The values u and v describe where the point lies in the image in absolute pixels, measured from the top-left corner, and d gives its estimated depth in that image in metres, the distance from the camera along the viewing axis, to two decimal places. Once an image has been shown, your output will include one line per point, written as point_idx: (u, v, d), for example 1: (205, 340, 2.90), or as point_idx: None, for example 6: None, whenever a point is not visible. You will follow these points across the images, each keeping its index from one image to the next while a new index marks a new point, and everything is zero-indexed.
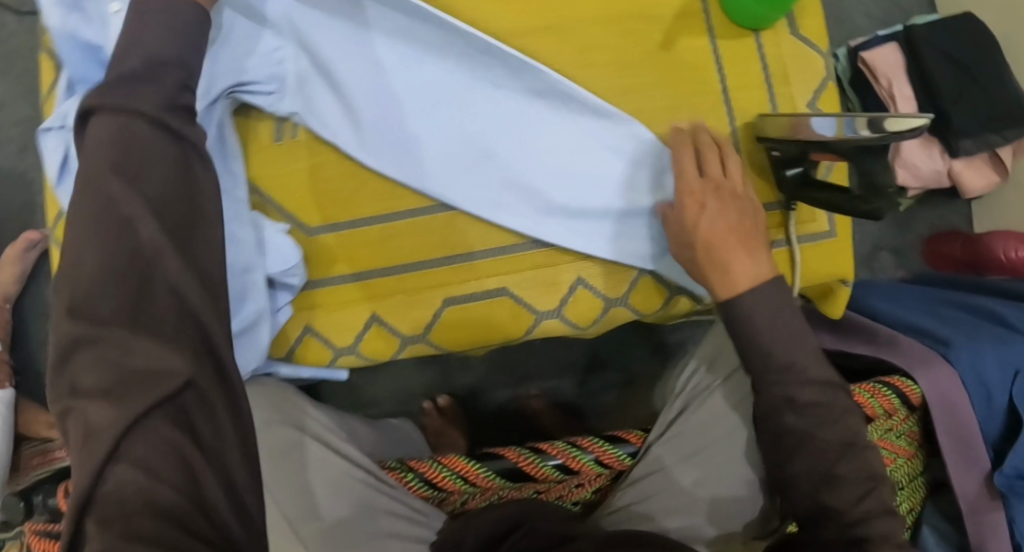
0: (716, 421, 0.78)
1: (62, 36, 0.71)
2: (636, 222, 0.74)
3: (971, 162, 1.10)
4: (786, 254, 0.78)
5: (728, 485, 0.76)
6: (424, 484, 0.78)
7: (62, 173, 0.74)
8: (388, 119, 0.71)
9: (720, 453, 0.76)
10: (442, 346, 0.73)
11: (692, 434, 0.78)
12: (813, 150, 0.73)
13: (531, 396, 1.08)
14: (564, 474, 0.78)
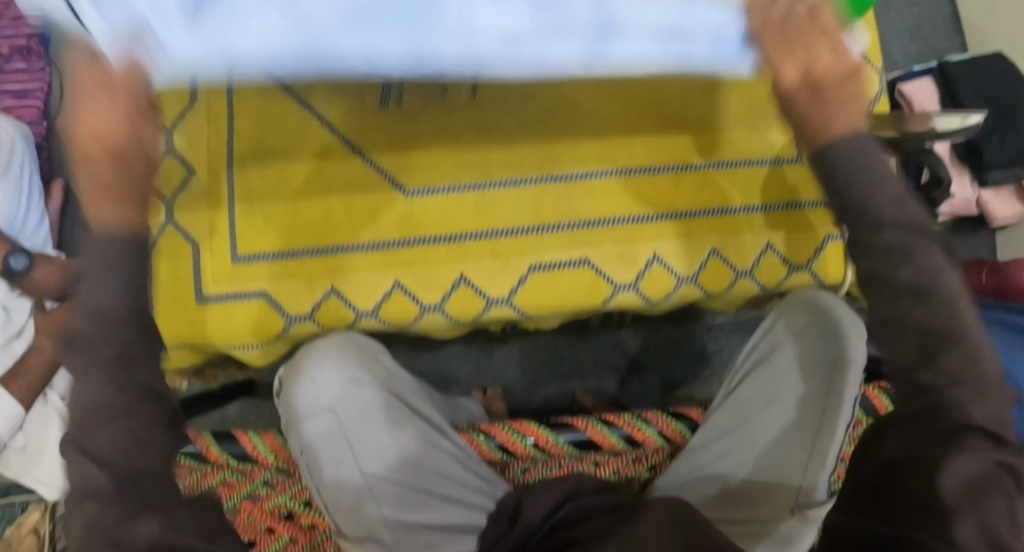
0: (783, 400, 0.79)
1: None
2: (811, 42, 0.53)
3: (999, 193, 1.16)
4: (839, 247, 0.83)
5: (789, 472, 0.77)
6: (496, 447, 0.82)
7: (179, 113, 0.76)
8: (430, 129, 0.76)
9: (781, 442, 0.78)
10: (525, 310, 0.79)
11: (760, 419, 0.80)
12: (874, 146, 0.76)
13: (577, 393, 1.10)
14: (628, 446, 0.82)
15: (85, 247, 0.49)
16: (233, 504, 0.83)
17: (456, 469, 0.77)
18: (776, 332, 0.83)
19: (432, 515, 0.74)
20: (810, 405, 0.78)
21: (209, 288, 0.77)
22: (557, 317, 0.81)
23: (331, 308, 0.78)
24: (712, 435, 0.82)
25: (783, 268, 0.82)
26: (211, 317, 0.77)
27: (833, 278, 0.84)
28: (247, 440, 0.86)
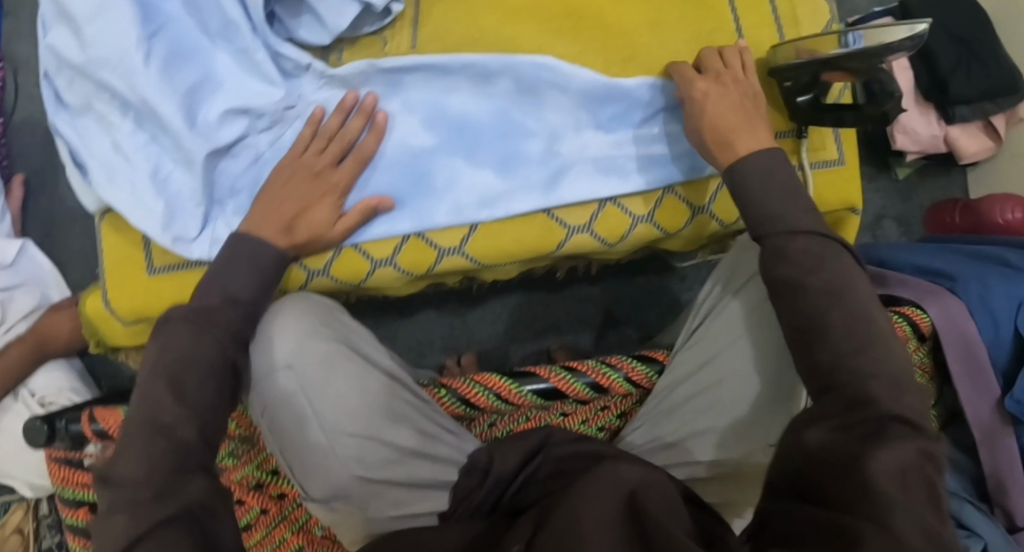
0: (740, 345, 0.76)
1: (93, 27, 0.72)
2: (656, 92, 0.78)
3: (967, 128, 1.14)
4: (799, 179, 0.81)
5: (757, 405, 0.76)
6: (457, 401, 0.79)
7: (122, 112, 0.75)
8: (395, 142, 0.75)
9: (746, 377, 0.76)
10: (479, 259, 0.77)
11: (725, 357, 0.76)
12: (825, 69, 0.74)
13: (552, 351, 1.10)
14: (595, 392, 0.79)
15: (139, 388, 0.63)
16: None
17: (422, 421, 0.75)
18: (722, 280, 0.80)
19: (403, 471, 0.74)
20: (768, 347, 0.75)
21: (158, 261, 0.77)
22: (511, 264, 0.79)
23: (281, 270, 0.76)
24: (679, 379, 0.78)
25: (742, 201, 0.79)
26: (160, 289, 0.76)
27: None
28: None
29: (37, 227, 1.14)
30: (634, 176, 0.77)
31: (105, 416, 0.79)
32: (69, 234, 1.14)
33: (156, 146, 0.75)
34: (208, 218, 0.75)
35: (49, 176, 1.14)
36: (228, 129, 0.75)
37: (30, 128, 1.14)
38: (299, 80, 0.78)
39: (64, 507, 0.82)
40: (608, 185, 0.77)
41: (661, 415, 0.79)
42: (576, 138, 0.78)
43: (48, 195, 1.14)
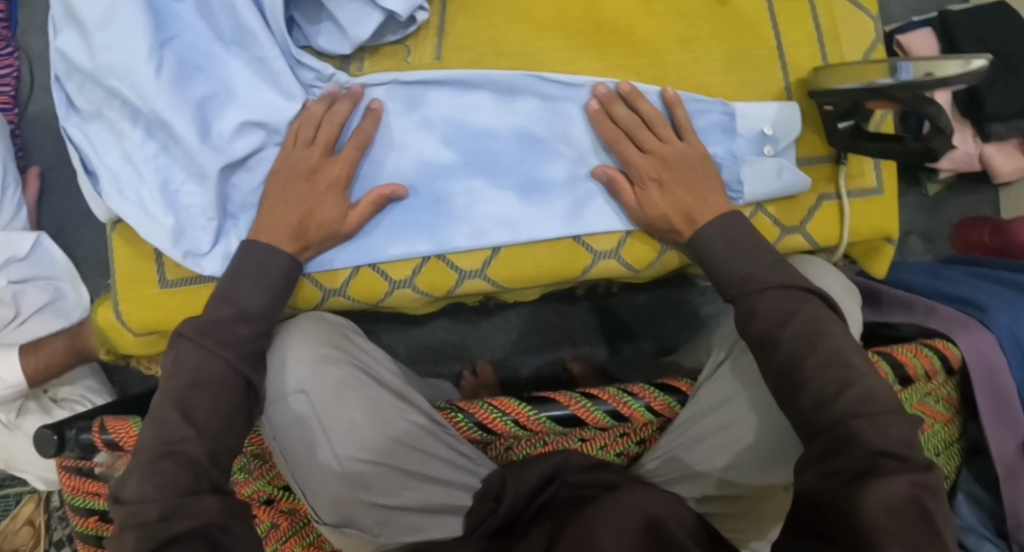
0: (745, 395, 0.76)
1: (105, 33, 0.70)
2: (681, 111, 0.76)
3: (1003, 147, 1.10)
4: (835, 208, 0.78)
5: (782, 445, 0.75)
6: (474, 426, 0.76)
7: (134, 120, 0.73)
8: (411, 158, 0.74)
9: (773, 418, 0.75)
10: (500, 282, 0.75)
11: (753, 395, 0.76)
12: (869, 96, 0.71)
13: (567, 362, 1.08)
14: (615, 421, 0.77)
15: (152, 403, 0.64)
16: None
17: (436, 446, 0.73)
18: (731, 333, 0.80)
19: (413, 498, 0.72)
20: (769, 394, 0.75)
21: (170, 274, 0.75)
22: (533, 287, 0.76)
23: (298, 288, 0.74)
24: (688, 422, 0.77)
25: (775, 230, 0.76)
26: (171, 303, 0.75)
27: (827, 243, 0.78)
28: None
29: (51, 220, 1.12)
30: None
31: (117, 428, 0.77)
32: (82, 227, 1.12)
33: (167, 157, 0.73)
34: (219, 233, 0.73)
35: (63, 169, 1.12)
36: (240, 142, 0.72)
37: (44, 119, 1.12)
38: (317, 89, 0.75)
39: (74, 514, 0.81)
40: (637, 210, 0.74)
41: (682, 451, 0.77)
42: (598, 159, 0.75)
43: (62, 189, 1.12)
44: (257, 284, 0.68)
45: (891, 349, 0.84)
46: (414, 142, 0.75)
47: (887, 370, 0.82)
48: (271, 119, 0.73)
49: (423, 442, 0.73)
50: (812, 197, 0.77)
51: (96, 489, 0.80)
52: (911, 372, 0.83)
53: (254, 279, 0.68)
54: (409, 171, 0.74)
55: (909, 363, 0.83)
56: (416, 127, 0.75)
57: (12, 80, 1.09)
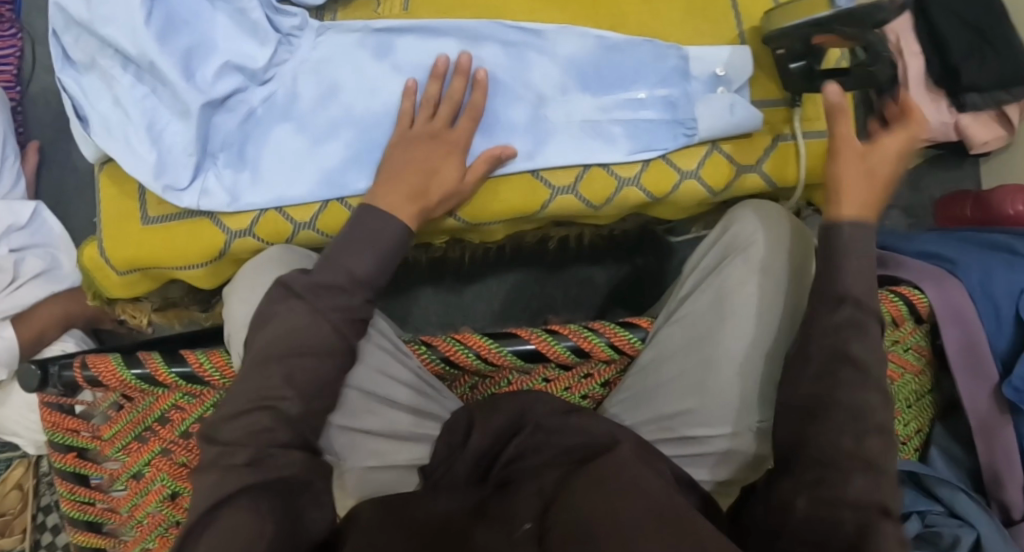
0: (739, 310, 0.76)
1: None
2: (646, 54, 0.78)
3: (978, 117, 1.12)
4: (792, 148, 0.80)
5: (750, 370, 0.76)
6: (437, 359, 0.77)
7: (120, 64, 0.76)
8: (381, 99, 0.77)
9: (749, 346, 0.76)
10: (463, 217, 0.78)
11: (732, 326, 0.77)
12: (818, 34, 0.73)
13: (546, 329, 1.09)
14: (578, 357, 0.77)
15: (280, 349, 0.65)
16: (186, 428, 0.82)
17: (400, 374, 0.76)
18: (727, 241, 0.80)
19: (380, 424, 0.75)
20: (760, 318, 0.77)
21: (153, 211, 0.78)
22: (495, 224, 0.79)
23: (269, 222, 0.78)
24: (672, 341, 0.78)
25: (729, 168, 0.78)
26: (151, 239, 0.78)
27: (782, 181, 0.80)
28: (195, 362, 0.79)
29: (50, 193, 1.16)
30: (619, 145, 0.77)
31: (97, 364, 0.79)
32: (79, 198, 1.16)
33: (154, 98, 0.76)
34: (198, 169, 0.76)
35: (61, 145, 1.17)
36: (221, 85, 0.75)
37: (44, 97, 1.17)
38: (295, 39, 0.78)
39: (53, 450, 0.84)
40: (603, 150, 0.76)
41: (650, 386, 0.78)
42: (568, 104, 0.77)
43: (59, 163, 1.17)
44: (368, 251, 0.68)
45: None
46: (385, 86, 0.77)
47: None
48: (249, 65, 0.76)
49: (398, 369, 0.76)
50: (768, 137, 0.79)
51: (76, 425, 0.82)
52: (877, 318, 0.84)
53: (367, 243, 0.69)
54: (383, 109, 0.77)
55: None
56: (388, 70, 0.78)
57: (15, 60, 1.14)
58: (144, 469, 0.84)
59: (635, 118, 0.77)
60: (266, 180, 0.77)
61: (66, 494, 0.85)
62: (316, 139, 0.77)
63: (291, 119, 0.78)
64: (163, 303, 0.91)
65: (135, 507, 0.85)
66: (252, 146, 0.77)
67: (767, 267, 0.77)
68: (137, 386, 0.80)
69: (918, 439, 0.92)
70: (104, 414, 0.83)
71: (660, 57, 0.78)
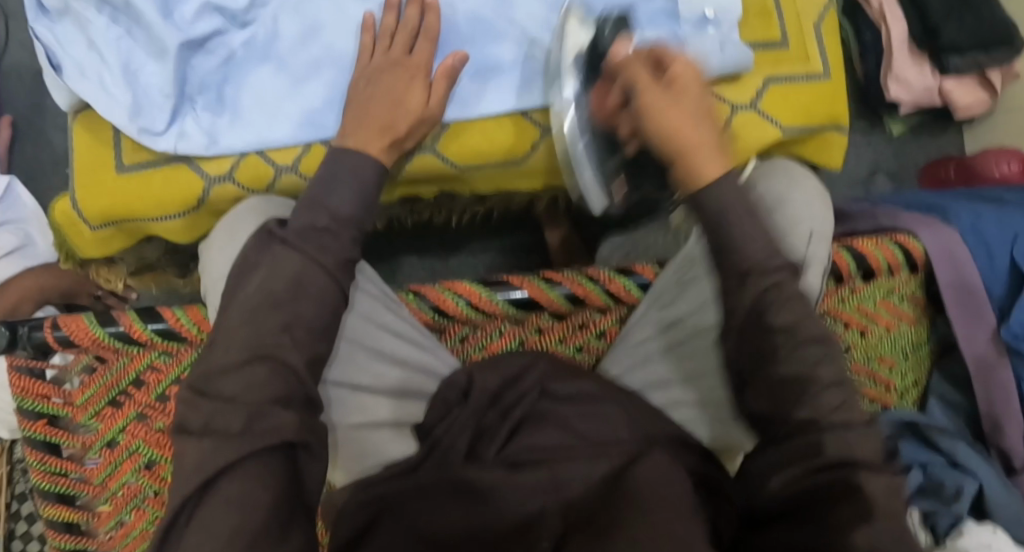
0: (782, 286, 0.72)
1: None
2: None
3: (961, 82, 1.12)
4: (784, 88, 0.79)
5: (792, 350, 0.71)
6: (428, 309, 0.75)
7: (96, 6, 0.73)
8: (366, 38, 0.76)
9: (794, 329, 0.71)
10: (453, 160, 0.78)
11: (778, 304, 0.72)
12: None
13: None
14: (572, 304, 0.75)
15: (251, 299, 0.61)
16: (163, 390, 0.78)
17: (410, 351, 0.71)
18: (745, 204, 0.78)
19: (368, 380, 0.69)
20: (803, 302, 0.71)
21: (128, 159, 0.75)
22: (485, 169, 0.79)
23: (250, 166, 0.76)
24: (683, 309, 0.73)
25: (724, 109, 0.77)
26: (128, 188, 0.75)
27: (776, 125, 0.79)
28: (172, 318, 0.73)
29: (24, 168, 1.13)
30: None
31: (68, 323, 0.72)
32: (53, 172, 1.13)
33: (129, 40, 0.74)
34: (176, 113, 0.74)
35: (36, 119, 1.14)
36: (201, 25, 0.73)
37: (18, 72, 1.14)
38: None
39: (20, 418, 0.77)
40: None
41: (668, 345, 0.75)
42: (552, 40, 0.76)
43: (33, 138, 1.14)
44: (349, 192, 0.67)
45: (851, 242, 0.84)
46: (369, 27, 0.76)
47: (847, 262, 0.83)
48: (232, 6, 0.74)
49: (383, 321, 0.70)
50: (758, 79, 0.78)
51: (46, 391, 0.76)
52: (872, 265, 0.83)
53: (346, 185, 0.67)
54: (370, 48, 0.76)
55: (870, 256, 0.83)
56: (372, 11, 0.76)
57: None
58: (119, 436, 0.79)
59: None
60: (248, 123, 0.75)
61: (36, 466, 0.77)
62: (298, 79, 0.76)
63: (273, 61, 0.76)
64: (138, 268, 0.88)
65: (109, 478, 0.79)
66: (232, 89, 0.76)
67: (789, 231, 0.77)
68: (111, 345, 0.74)
69: (916, 391, 0.91)
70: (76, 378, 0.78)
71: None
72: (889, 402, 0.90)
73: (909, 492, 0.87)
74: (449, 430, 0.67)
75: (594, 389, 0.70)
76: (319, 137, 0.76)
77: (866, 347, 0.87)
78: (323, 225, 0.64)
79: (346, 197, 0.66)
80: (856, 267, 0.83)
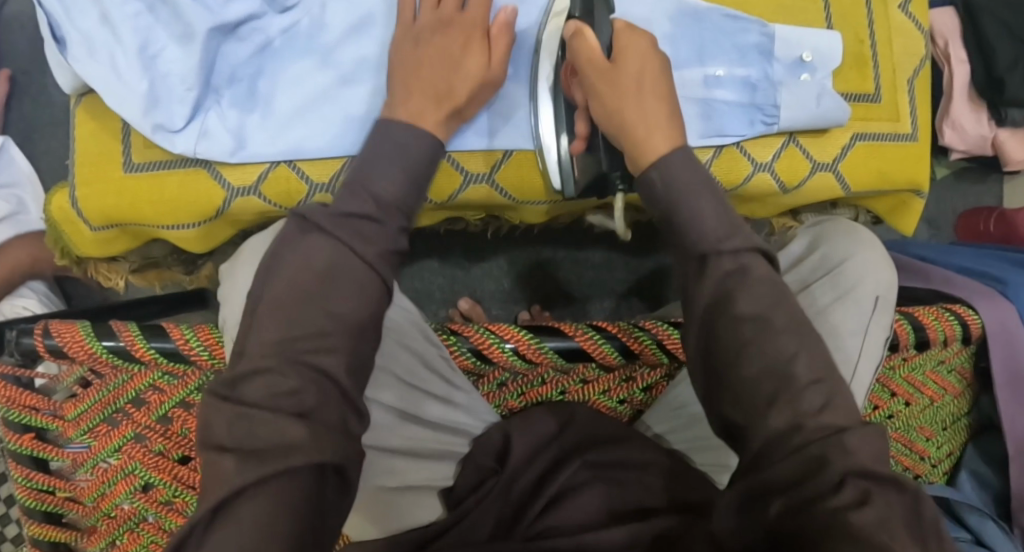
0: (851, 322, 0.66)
1: None
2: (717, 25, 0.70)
3: (1017, 132, 1.07)
4: (871, 148, 0.73)
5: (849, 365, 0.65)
6: (469, 353, 0.69)
7: None
8: None
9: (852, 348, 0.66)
10: (505, 189, 0.74)
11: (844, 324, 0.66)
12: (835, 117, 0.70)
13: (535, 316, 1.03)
14: (624, 358, 0.69)
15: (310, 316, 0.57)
16: (164, 413, 0.74)
17: (443, 412, 0.70)
18: (813, 261, 0.69)
19: (397, 438, 0.68)
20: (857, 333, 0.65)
21: (138, 156, 0.73)
22: (542, 203, 0.77)
23: (279, 179, 0.72)
24: None
25: (807, 164, 0.71)
26: (135, 188, 0.73)
27: (857, 185, 0.74)
28: (180, 338, 0.70)
29: (21, 124, 1.06)
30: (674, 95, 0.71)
31: (62, 333, 0.69)
32: (53, 133, 1.05)
33: (150, 17, 0.69)
34: (199, 106, 0.70)
35: (35, 73, 1.06)
36: (234, 9, 0.69)
37: (20, 22, 1.06)
38: None
39: (4, 429, 0.73)
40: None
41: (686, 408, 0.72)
42: None
43: (32, 94, 1.06)
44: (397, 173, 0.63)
45: (911, 309, 0.79)
46: None
47: (908, 332, 0.78)
48: None
49: (415, 383, 0.69)
50: (846, 135, 0.72)
51: (34, 403, 0.72)
52: (931, 336, 0.79)
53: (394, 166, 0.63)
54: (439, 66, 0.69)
55: (930, 327, 0.79)
56: None
57: None
58: (113, 455, 0.75)
59: (710, 96, 0.69)
60: (277, 121, 0.71)
61: (22, 481, 0.74)
62: (341, 78, 0.72)
63: (314, 54, 0.72)
64: (140, 265, 0.90)
65: (101, 499, 0.76)
66: (264, 83, 0.72)
67: (852, 294, 0.66)
68: (108, 361, 0.70)
69: (948, 462, 0.88)
70: (67, 390, 0.73)
71: (741, 34, 0.70)
72: (922, 471, 0.86)
73: None
74: (479, 502, 0.66)
75: (642, 459, 0.69)
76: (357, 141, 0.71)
77: (910, 418, 0.83)
78: (365, 211, 0.60)
79: (390, 178, 0.62)
80: (916, 339, 0.78)
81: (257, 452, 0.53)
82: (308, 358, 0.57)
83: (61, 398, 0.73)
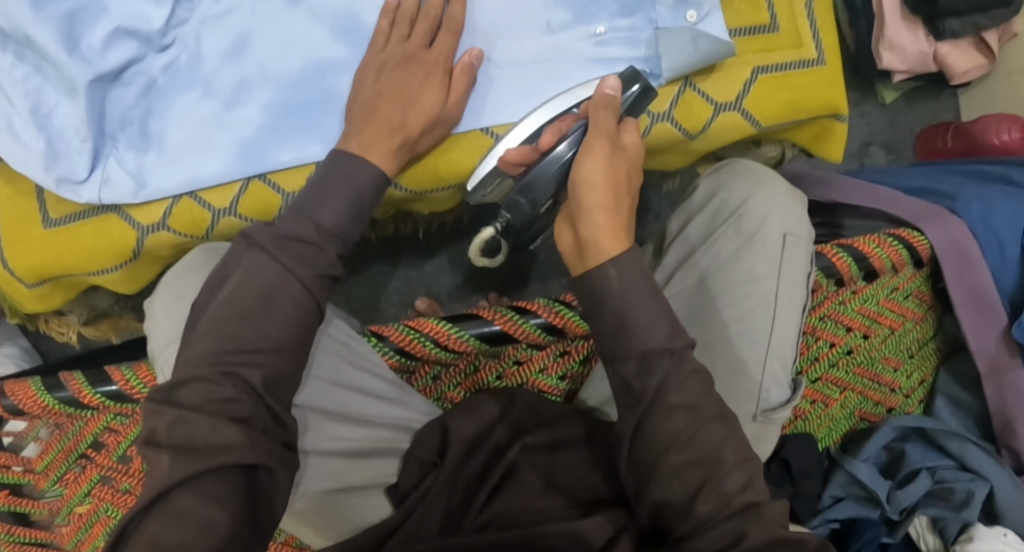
0: (764, 280, 0.66)
1: None
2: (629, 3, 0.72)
3: (957, 44, 1.03)
4: (778, 79, 0.71)
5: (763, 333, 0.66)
6: (391, 351, 0.68)
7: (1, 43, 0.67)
8: (304, 90, 0.71)
9: (765, 310, 0.66)
10: (410, 188, 0.72)
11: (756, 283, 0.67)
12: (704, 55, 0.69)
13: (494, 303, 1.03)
14: (549, 334, 0.68)
15: (209, 336, 0.55)
16: (124, 452, 0.72)
17: (383, 417, 0.69)
18: (715, 208, 0.71)
19: (337, 443, 0.67)
20: (771, 293, 0.66)
21: (54, 212, 0.71)
22: (443, 191, 0.74)
23: (183, 212, 0.70)
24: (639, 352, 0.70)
25: (708, 107, 0.70)
26: (57, 242, 0.71)
27: (766, 119, 0.71)
28: (121, 379, 0.68)
29: None
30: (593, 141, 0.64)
31: (14, 391, 0.68)
32: None
33: (39, 78, 0.68)
34: (98, 156, 0.70)
35: None
36: (113, 55, 0.68)
37: None
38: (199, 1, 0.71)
39: None
40: (522, 34, 0.72)
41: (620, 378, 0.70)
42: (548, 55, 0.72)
43: None
44: (319, 194, 0.61)
45: (850, 240, 0.75)
46: (310, 83, 0.71)
47: (849, 265, 0.74)
48: (146, 35, 0.69)
49: (348, 391, 0.68)
50: (745, 70, 0.70)
51: (3, 460, 0.73)
52: (875, 264, 0.75)
53: (329, 189, 0.61)
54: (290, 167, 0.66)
55: (873, 255, 0.75)
56: (297, 38, 0.71)
57: None
58: (85, 499, 0.74)
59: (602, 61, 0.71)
60: (175, 159, 0.70)
61: (4, 537, 0.75)
62: (226, 103, 0.71)
63: (198, 86, 0.71)
64: (91, 315, 0.89)
65: (81, 542, 0.76)
66: (156, 124, 0.70)
67: (757, 241, 0.67)
68: (62, 411, 0.69)
69: (921, 389, 0.87)
70: (34, 444, 0.74)
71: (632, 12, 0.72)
72: (894, 403, 0.85)
73: (913, 503, 0.78)
74: (422, 500, 0.63)
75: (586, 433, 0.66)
76: (251, 163, 0.70)
77: (871, 352, 0.80)
78: (304, 236, 0.59)
79: (334, 206, 0.61)
80: (859, 269, 0.75)
81: (195, 447, 0.52)
82: (235, 365, 0.55)
83: (31, 452, 0.74)
